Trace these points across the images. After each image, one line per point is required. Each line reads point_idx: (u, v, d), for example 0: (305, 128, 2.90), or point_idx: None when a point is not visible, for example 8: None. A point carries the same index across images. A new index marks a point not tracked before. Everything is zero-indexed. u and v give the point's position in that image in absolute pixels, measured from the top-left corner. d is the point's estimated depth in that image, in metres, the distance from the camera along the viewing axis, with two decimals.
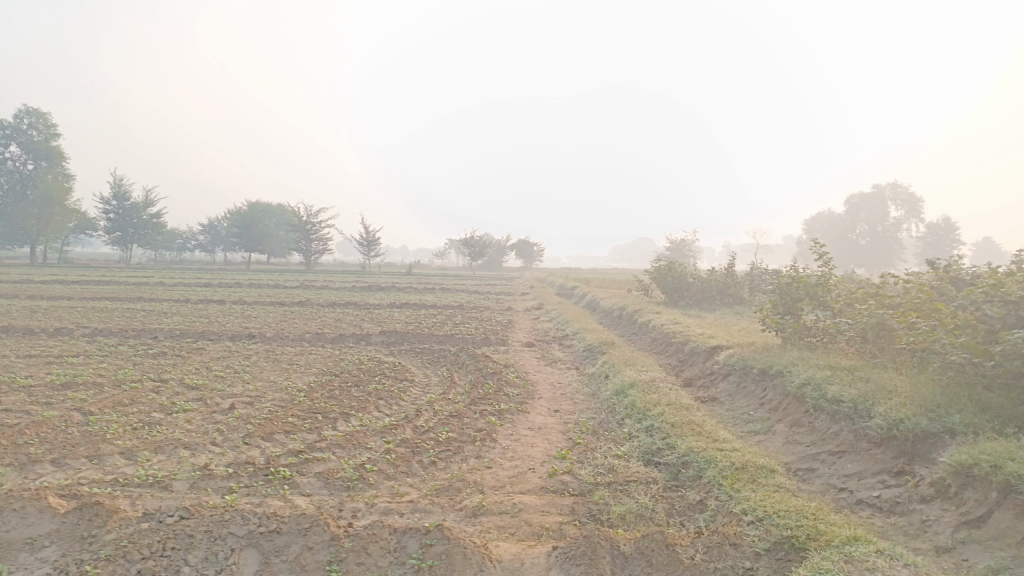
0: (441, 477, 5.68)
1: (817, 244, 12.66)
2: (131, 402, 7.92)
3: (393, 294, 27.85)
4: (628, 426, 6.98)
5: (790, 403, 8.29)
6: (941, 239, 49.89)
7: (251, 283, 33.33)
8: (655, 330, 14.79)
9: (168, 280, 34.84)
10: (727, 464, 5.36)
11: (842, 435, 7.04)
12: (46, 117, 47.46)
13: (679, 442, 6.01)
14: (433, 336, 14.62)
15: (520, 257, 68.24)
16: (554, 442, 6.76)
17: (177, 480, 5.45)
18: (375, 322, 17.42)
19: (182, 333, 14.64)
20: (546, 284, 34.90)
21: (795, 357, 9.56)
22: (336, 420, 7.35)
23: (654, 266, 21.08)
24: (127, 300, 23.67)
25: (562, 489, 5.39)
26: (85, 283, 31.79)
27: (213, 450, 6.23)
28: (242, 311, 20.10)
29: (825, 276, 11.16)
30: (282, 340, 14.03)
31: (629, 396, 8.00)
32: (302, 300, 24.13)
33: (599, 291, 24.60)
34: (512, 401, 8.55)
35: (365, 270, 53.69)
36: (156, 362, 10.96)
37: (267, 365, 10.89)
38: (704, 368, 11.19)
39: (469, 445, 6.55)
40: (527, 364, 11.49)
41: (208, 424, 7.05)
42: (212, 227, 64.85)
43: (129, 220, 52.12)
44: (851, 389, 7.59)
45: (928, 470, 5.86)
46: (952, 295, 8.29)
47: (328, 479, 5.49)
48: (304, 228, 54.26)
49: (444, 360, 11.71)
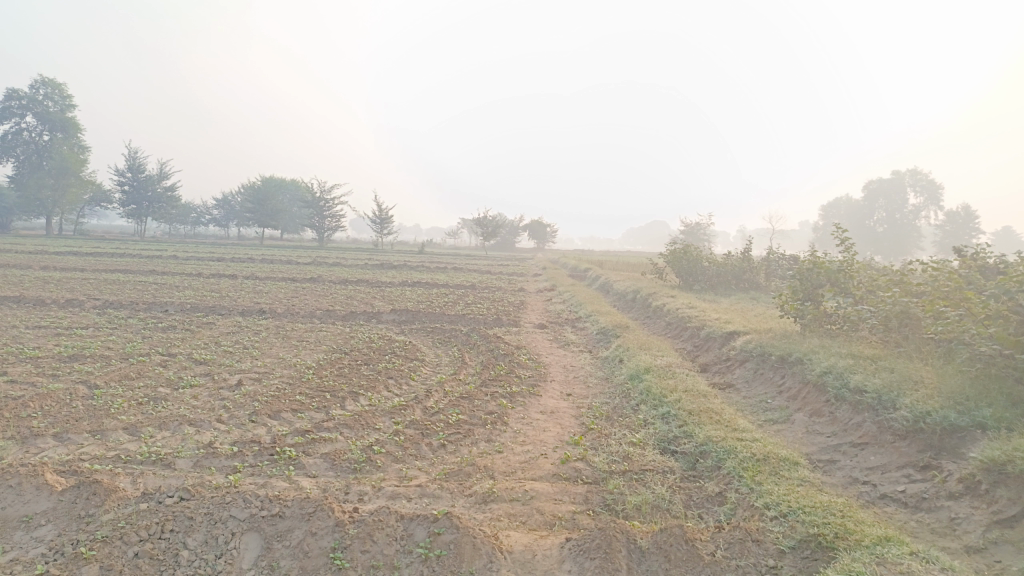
0: (451, 461, 5.52)
1: (839, 229, 12.36)
2: (138, 376, 7.81)
3: (405, 272, 27.69)
4: (643, 412, 6.79)
5: (811, 392, 8.06)
6: (960, 227, 49.11)
7: (264, 259, 33.32)
8: (669, 314, 14.57)
9: (182, 253, 34.82)
10: (748, 455, 5.15)
11: (865, 427, 6.81)
12: (62, 88, 47.42)
13: (697, 431, 5.81)
14: (444, 315, 14.46)
15: (533, 237, 67.89)
16: (567, 427, 6.58)
17: (180, 458, 5.31)
18: (386, 300, 17.29)
19: (193, 307, 14.55)
20: (559, 265, 34.64)
21: (815, 345, 9.32)
22: (345, 399, 7.21)
23: (669, 249, 20.81)
24: (139, 272, 23.66)
25: (575, 477, 5.21)
26: (100, 254, 31.85)
27: (219, 427, 6.10)
28: (253, 286, 20.04)
29: (847, 262, 10.89)
30: (293, 316, 13.93)
31: (644, 381, 7.80)
32: (314, 277, 24.03)
33: (612, 273, 24.35)
34: (524, 384, 8.38)
35: (378, 247, 53.62)
36: (165, 335, 10.87)
37: (276, 341, 10.77)
38: (720, 354, 10.98)
39: (480, 428, 6.38)
40: (539, 346, 11.31)
41: (214, 401, 6.93)
42: (227, 202, 64.93)
43: (144, 193, 52.21)
44: (875, 378, 7.35)
45: (957, 465, 5.64)
46: (982, 285, 8.01)
47: (334, 460, 5.34)
48: (317, 205, 54.17)
49: (456, 340, 11.54)
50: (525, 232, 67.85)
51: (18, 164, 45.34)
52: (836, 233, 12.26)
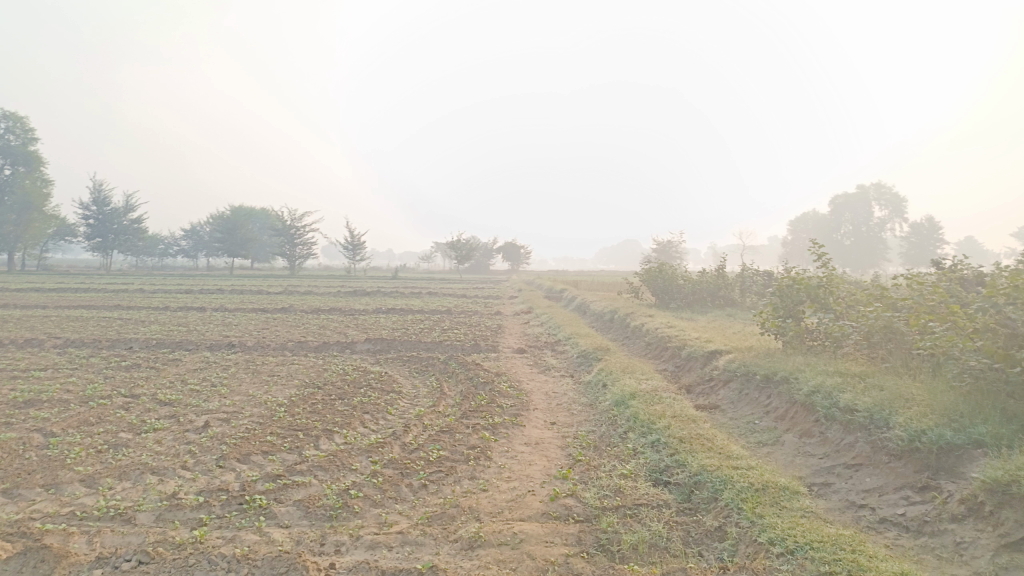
0: (434, 503, 5.20)
1: (815, 245, 12.33)
2: (98, 421, 7.38)
3: (379, 299, 27.31)
4: (631, 441, 6.53)
5: (799, 412, 7.87)
6: (924, 239, 50.03)
7: (233, 290, 32.64)
8: (649, 335, 14.38)
9: (149, 287, 34.04)
10: (745, 484, 4.92)
11: (858, 447, 6.62)
12: (23, 121, 46.46)
13: (689, 460, 5.57)
14: (420, 343, 14.14)
15: (507, 260, 67.74)
16: (553, 459, 6.30)
17: (140, 512, 4.94)
18: (361, 329, 16.92)
19: (159, 343, 14.05)
20: (534, 286, 34.48)
21: (801, 363, 9.16)
22: (319, 438, 6.86)
23: (645, 269, 20.71)
24: (104, 308, 23.00)
25: (566, 516, 4.92)
26: (63, 290, 31.00)
27: (183, 475, 5.73)
28: (222, 318, 19.51)
29: (827, 278, 10.81)
30: (264, 349, 13.49)
31: (631, 407, 7.55)
32: (286, 307, 23.54)
33: (588, 294, 24.26)
34: (506, 414, 8.08)
35: (350, 274, 53.05)
36: (129, 375, 10.40)
37: (246, 377, 10.36)
38: (703, 374, 10.78)
39: (463, 464, 6.08)
40: (519, 372, 11.03)
41: (179, 445, 6.54)
42: (195, 232, 63.98)
43: (110, 226, 51.16)
44: (865, 397, 7.18)
45: (957, 485, 5.46)
46: (966, 298, 7.93)
47: (309, 508, 5.00)
48: (288, 233, 53.52)
49: (433, 369, 11.23)
50: (499, 255, 67.77)
51: None
52: (813, 249, 12.21)
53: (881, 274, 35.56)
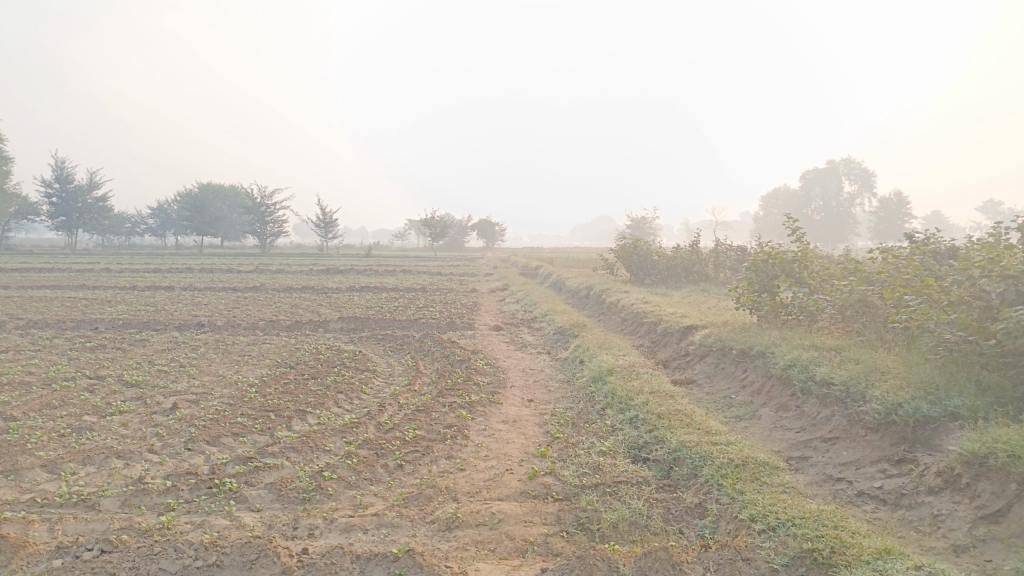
0: (411, 484, 5.10)
1: (790, 219, 12.33)
2: (61, 404, 7.14)
3: (352, 277, 26.97)
4: (609, 417, 6.46)
5: (776, 386, 7.88)
6: (893, 214, 50.70)
7: (203, 268, 32.03)
8: (624, 311, 14.35)
9: (116, 266, 33.28)
10: (726, 460, 4.88)
11: (835, 421, 6.64)
12: None
13: (668, 436, 5.52)
14: (395, 321, 13.95)
15: (482, 237, 67.43)
16: (531, 437, 6.22)
17: (105, 497, 4.76)
18: (334, 307, 16.68)
19: (126, 323, 13.70)
20: (510, 263, 34.38)
21: (777, 337, 9.17)
22: (291, 419, 6.70)
23: (619, 245, 20.67)
24: (69, 288, 22.43)
25: (545, 495, 4.85)
26: (26, 270, 30.19)
27: (150, 458, 5.54)
28: (192, 298, 19.12)
29: (802, 252, 10.80)
30: (234, 328, 13.22)
31: (609, 383, 7.49)
32: (257, 286, 23.15)
33: (563, 270, 24.18)
34: (483, 392, 7.98)
35: (323, 252, 52.44)
36: (94, 356, 10.11)
37: (216, 357, 10.13)
38: (679, 349, 10.77)
39: (439, 444, 5.97)
40: (495, 349, 10.93)
41: (146, 428, 6.34)
42: (163, 210, 62.69)
43: (73, 205, 49.90)
44: (841, 370, 7.19)
45: (933, 458, 5.48)
46: (940, 271, 7.97)
47: (281, 491, 4.86)
48: (259, 210, 52.73)
49: (408, 346, 11.08)
50: (473, 232, 67.44)
51: None
52: (788, 223, 12.22)
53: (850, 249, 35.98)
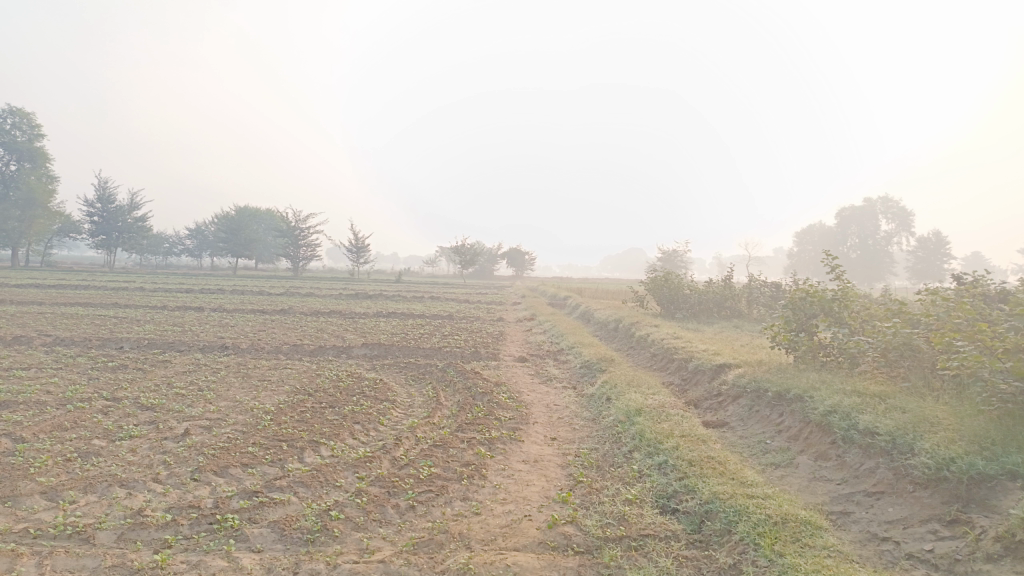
0: (422, 528, 4.79)
1: (829, 256, 11.89)
2: (73, 426, 6.97)
3: (380, 302, 26.87)
4: (636, 461, 6.10)
5: (814, 433, 7.43)
6: (931, 254, 49.33)
7: (234, 290, 32.20)
8: (654, 345, 13.95)
9: (149, 285, 33.66)
10: (762, 516, 4.48)
11: (879, 473, 6.19)
12: (30, 117, 46.24)
13: (699, 486, 5.14)
14: (419, 349, 13.71)
15: (512, 265, 67.28)
16: (553, 480, 5.87)
17: (101, 530, 4.52)
18: (359, 333, 16.50)
19: (151, 344, 13.63)
20: (538, 293, 34.09)
21: (815, 380, 8.72)
22: (303, 450, 6.44)
23: (650, 278, 20.29)
24: (101, 306, 22.59)
25: (565, 547, 4.50)
26: (63, 287, 30.64)
27: (154, 489, 5.31)
28: (219, 319, 19.12)
29: (843, 291, 10.35)
30: (257, 352, 13.09)
31: (636, 424, 7.12)
32: (285, 308, 23.13)
33: (592, 302, 23.82)
34: (504, 428, 7.65)
35: (354, 276, 52.73)
36: (114, 376, 10.00)
37: (235, 381, 9.94)
38: (711, 388, 10.35)
39: (455, 483, 5.66)
40: (519, 382, 10.60)
41: (154, 455, 6.13)
42: (199, 231, 63.66)
43: (114, 224, 50.90)
44: (886, 419, 6.74)
45: (991, 520, 5.01)
46: (994, 316, 7.51)
47: (284, 531, 4.59)
48: (293, 233, 53.32)
49: (431, 376, 10.81)
50: (503, 260, 67.40)
51: None
52: (827, 260, 11.78)
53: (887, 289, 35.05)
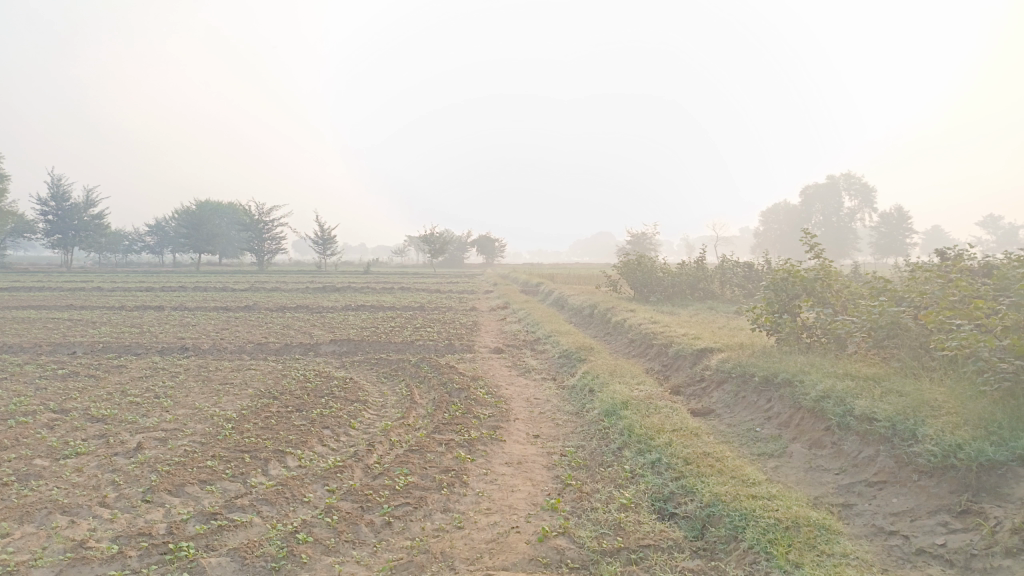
0: (400, 548, 4.34)
1: (807, 235, 11.62)
2: (13, 444, 6.37)
3: (349, 295, 26.21)
4: (627, 459, 5.72)
5: (807, 420, 7.13)
6: (894, 229, 49.99)
7: (197, 287, 31.21)
8: (632, 331, 13.62)
9: (108, 285, 32.53)
10: (771, 521, 4.12)
11: (880, 462, 5.90)
12: None
13: (698, 486, 4.78)
14: (390, 343, 13.19)
15: (481, 253, 66.73)
16: (540, 484, 5.46)
17: (36, 568, 3.99)
18: (327, 328, 15.92)
19: (106, 348, 12.91)
20: (508, 280, 33.61)
21: (803, 363, 8.43)
22: (268, 462, 5.95)
23: (623, 262, 19.97)
24: (55, 309, 21.60)
25: (559, 563, 4.09)
26: (16, 289, 29.40)
27: (100, 515, 4.78)
28: (181, 319, 18.34)
29: (825, 270, 10.07)
30: (220, 353, 12.46)
31: (624, 418, 6.73)
32: (250, 305, 22.35)
33: (565, 287, 23.47)
34: (483, 427, 7.22)
35: (321, 269, 51.75)
36: (63, 385, 9.34)
37: (195, 386, 9.35)
38: (693, 374, 10.04)
39: (434, 493, 5.21)
40: (496, 375, 10.17)
41: (102, 475, 5.58)
42: (160, 227, 61.95)
43: (70, 222, 49.19)
44: (883, 403, 6.45)
45: (1006, 510, 4.71)
46: (986, 292, 7.28)
47: (245, 559, 4.12)
48: (257, 227, 52.15)
49: (404, 372, 10.34)
50: (473, 247, 66.80)
51: None
52: (806, 239, 11.52)
53: (850, 266, 35.35)
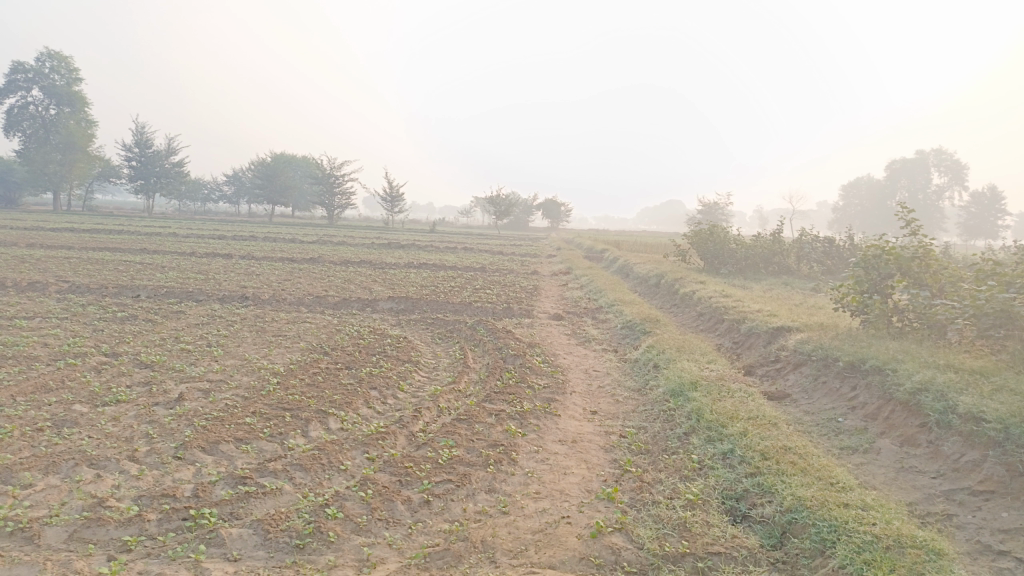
0: (437, 532, 3.92)
1: (903, 209, 10.59)
2: (57, 387, 6.23)
3: (412, 253, 26.06)
4: (695, 448, 5.14)
5: (899, 413, 6.39)
6: (986, 209, 46.72)
7: (267, 237, 31.54)
8: (701, 304, 12.88)
9: (183, 231, 33.29)
10: (867, 538, 3.51)
11: (987, 469, 5.16)
12: (68, 60, 45.62)
13: (779, 487, 4.18)
14: (448, 303, 12.81)
15: (547, 216, 65.89)
16: (596, 469, 4.95)
17: (50, 527, 3.74)
18: (387, 284, 15.70)
19: (168, 293, 12.93)
20: (573, 245, 32.89)
21: (894, 350, 7.63)
22: (308, 423, 5.62)
23: (694, 231, 19.04)
24: (129, 252, 22.07)
25: (613, 566, 3.60)
26: (97, 231, 30.28)
27: (127, 471, 4.52)
28: (246, 268, 18.42)
29: (924, 248, 9.10)
30: (278, 304, 12.33)
31: (692, 399, 6.13)
32: (314, 257, 22.36)
33: (630, 256, 22.72)
34: (538, 399, 6.74)
35: (388, 225, 51.99)
36: (120, 328, 9.28)
37: (248, 336, 9.17)
38: (767, 353, 9.31)
39: (479, 471, 4.77)
40: (554, 343, 9.67)
41: (137, 426, 5.35)
42: (236, 178, 63.32)
43: (151, 168, 50.57)
44: (993, 402, 5.66)
45: None
46: None
47: (269, 533, 3.77)
48: (327, 181, 52.64)
49: (459, 334, 9.95)
50: (539, 211, 66.02)
51: (24, 138, 43.75)
52: (901, 214, 10.50)
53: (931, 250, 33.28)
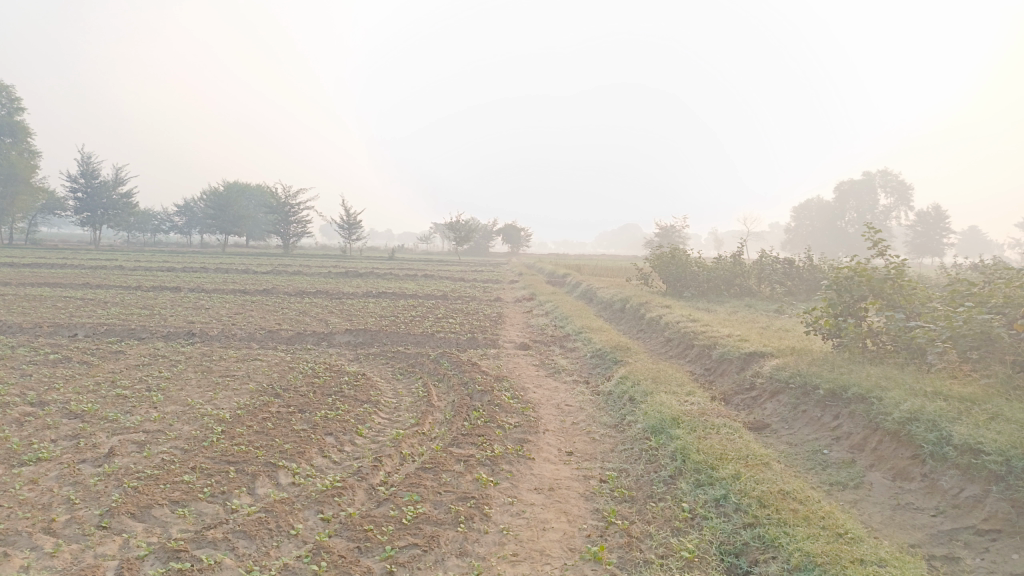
0: None
1: (870, 229, 10.43)
2: None
3: (370, 282, 25.37)
4: (684, 494, 4.71)
5: (888, 445, 6.07)
6: (931, 228, 47.97)
7: (219, 268, 30.64)
8: (669, 329, 12.58)
9: (131, 264, 32.09)
10: None
11: (990, 505, 4.84)
12: (10, 90, 44.07)
13: (784, 541, 3.77)
14: (408, 335, 12.27)
15: (507, 242, 65.76)
16: (577, 522, 4.49)
17: None
18: (344, 316, 15.08)
19: (109, 331, 12.13)
20: (534, 270, 32.64)
21: (875, 376, 7.35)
22: (256, 478, 5.04)
23: (656, 254, 18.87)
24: (71, 287, 21.00)
25: None
26: (37, 266, 28.94)
27: (41, 547, 3.90)
28: (195, 301, 17.59)
29: (896, 269, 8.90)
30: (228, 340, 11.64)
31: (674, 437, 5.71)
32: (269, 288, 21.60)
33: (592, 280, 22.46)
34: (509, 440, 6.26)
35: (346, 253, 51.13)
36: (50, 372, 8.52)
37: (193, 377, 8.49)
38: (742, 381, 8.99)
39: (449, 530, 4.25)
40: (522, 376, 9.21)
41: (58, 490, 4.71)
42: (188, 208, 61.71)
43: (98, 200, 48.92)
44: (989, 432, 5.36)
45: None
46: None
47: None
48: (282, 210, 51.62)
49: (422, 369, 9.41)
50: (498, 236, 65.83)
51: None
52: (868, 234, 10.34)
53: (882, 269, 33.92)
